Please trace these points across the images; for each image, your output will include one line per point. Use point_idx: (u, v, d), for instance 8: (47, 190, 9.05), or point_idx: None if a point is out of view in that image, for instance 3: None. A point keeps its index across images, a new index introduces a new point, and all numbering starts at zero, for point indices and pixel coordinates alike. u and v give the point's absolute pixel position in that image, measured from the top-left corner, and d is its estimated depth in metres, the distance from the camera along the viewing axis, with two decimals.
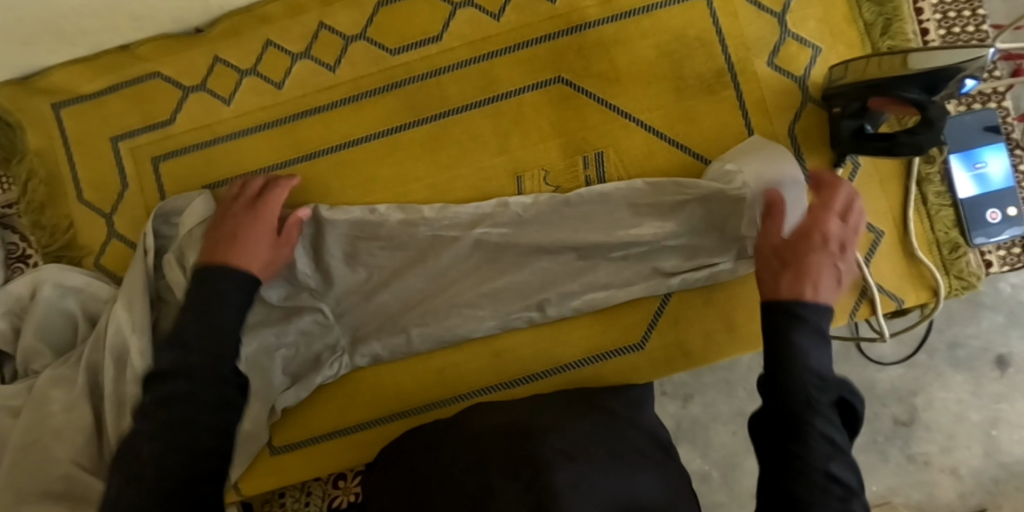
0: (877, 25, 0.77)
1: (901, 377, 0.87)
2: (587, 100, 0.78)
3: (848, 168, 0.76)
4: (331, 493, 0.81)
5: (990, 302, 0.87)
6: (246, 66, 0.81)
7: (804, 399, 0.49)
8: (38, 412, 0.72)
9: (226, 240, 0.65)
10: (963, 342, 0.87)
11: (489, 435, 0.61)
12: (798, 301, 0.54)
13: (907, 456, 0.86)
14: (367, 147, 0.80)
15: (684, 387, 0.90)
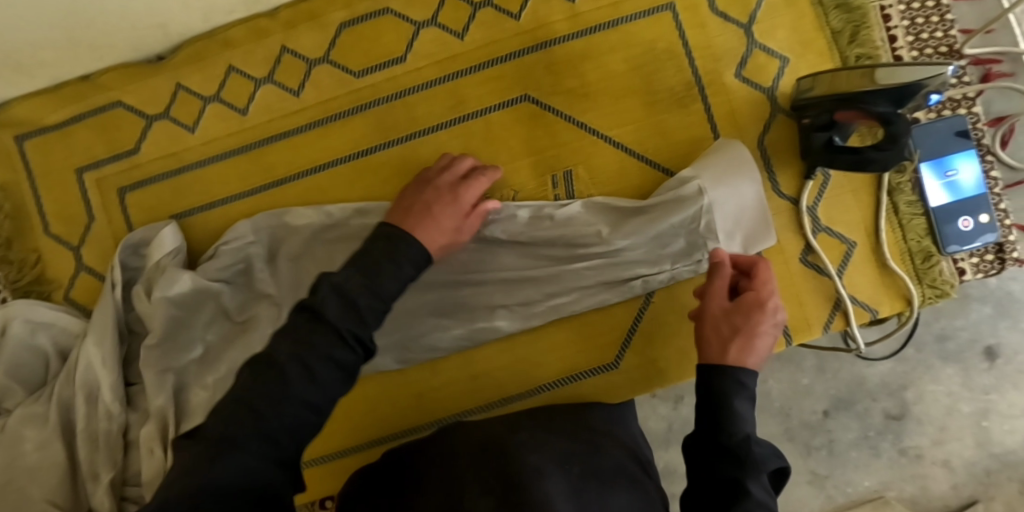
0: (846, 33, 0.76)
1: (890, 373, 0.86)
2: (554, 119, 0.78)
3: (819, 181, 0.75)
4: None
5: (978, 295, 0.86)
6: (209, 92, 0.80)
7: (737, 470, 0.54)
8: (12, 450, 0.71)
9: (415, 209, 0.69)
10: (952, 334, 0.86)
11: (469, 446, 0.60)
12: (725, 378, 0.60)
13: (899, 449, 0.86)
14: (335, 171, 0.79)
15: (676, 388, 0.90)
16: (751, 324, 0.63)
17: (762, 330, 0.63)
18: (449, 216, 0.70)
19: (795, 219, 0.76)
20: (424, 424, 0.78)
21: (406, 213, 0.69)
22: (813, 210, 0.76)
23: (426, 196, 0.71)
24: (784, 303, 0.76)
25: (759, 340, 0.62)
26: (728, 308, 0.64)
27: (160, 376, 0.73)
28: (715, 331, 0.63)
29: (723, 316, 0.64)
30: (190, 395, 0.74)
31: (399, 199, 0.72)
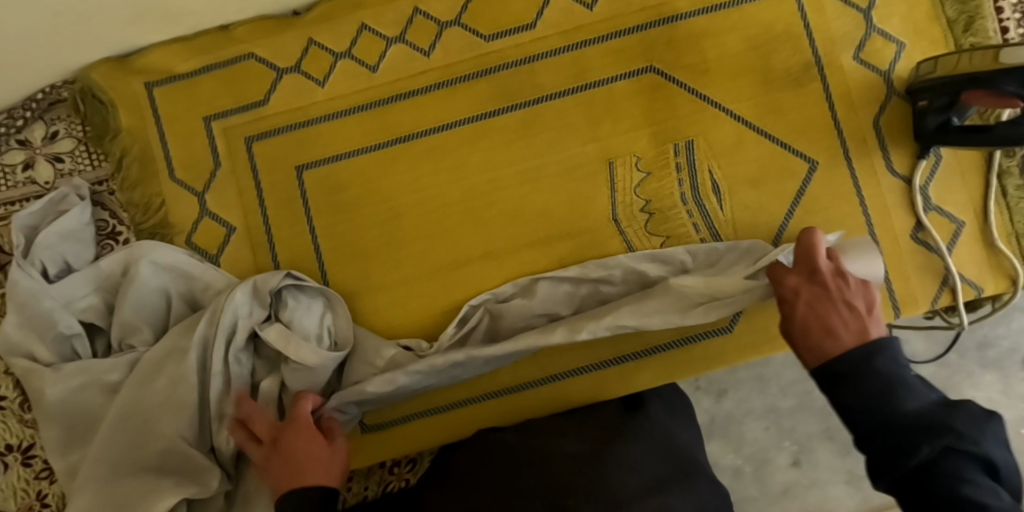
0: (960, 23, 0.80)
1: (933, 375, 0.88)
2: (677, 90, 0.80)
3: (931, 161, 0.79)
4: (386, 479, 0.85)
5: None
6: (340, 49, 0.82)
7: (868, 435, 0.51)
8: (145, 384, 0.73)
9: (811, 332, 0.58)
10: (993, 342, 0.89)
11: (562, 458, 0.64)
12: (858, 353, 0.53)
13: None
14: (460, 132, 0.81)
15: (719, 382, 0.91)
16: (839, 309, 0.58)
17: (840, 304, 0.59)
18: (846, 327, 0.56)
19: (906, 197, 0.79)
20: (537, 379, 0.80)
21: (813, 345, 0.57)
22: (924, 189, 0.78)
23: (813, 311, 0.59)
24: (894, 277, 0.79)
25: (835, 323, 0.57)
26: (817, 273, 0.62)
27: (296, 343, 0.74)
28: (796, 294, 0.62)
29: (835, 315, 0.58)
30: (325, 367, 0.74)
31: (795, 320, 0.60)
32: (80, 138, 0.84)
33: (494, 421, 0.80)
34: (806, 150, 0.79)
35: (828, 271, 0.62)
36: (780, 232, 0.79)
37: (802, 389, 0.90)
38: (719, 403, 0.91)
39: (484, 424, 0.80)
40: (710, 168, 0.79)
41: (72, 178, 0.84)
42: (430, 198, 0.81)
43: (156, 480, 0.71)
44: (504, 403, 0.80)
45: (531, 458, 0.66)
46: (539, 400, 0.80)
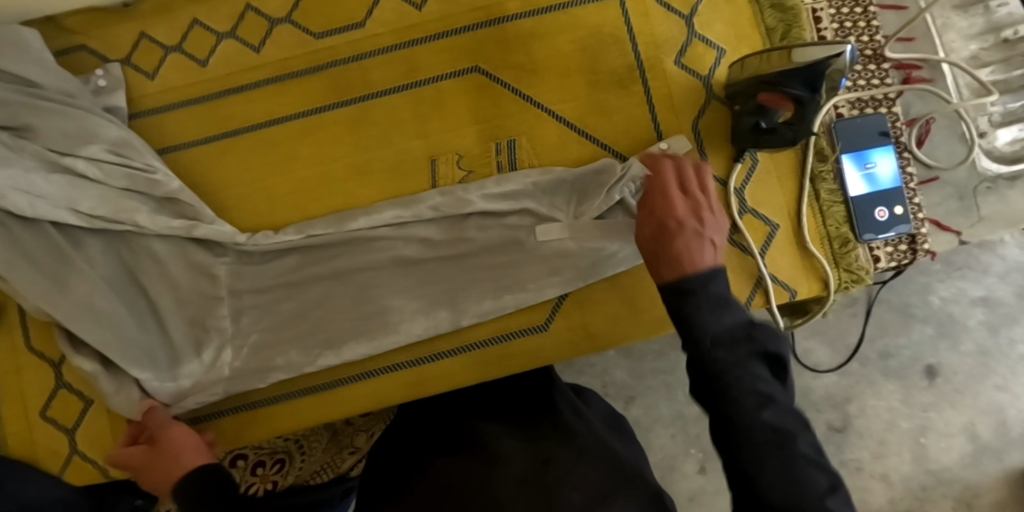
0: (779, 31, 0.81)
1: (836, 384, 1.02)
2: (502, 90, 0.81)
3: (747, 164, 0.80)
4: (249, 478, 1.00)
5: (921, 315, 1.02)
6: (171, 42, 0.83)
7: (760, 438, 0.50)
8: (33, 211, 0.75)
9: (667, 256, 0.60)
10: (895, 352, 1.02)
11: (506, 481, 0.59)
12: (740, 371, 0.52)
13: (841, 460, 1.02)
14: (290, 127, 0.82)
15: (626, 390, 1.05)
16: (698, 239, 0.60)
17: (706, 240, 0.60)
18: (677, 247, 0.59)
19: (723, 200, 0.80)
20: (353, 373, 0.81)
21: (664, 257, 0.60)
22: (740, 192, 0.80)
23: (654, 237, 0.62)
24: None
25: (701, 250, 0.59)
26: (700, 210, 0.63)
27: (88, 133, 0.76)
28: (678, 224, 0.61)
29: (685, 228, 0.61)
30: (152, 180, 0.77)
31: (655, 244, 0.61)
32: None
33: (311, 420, 0.81)
34: (625, 151, 0.81)
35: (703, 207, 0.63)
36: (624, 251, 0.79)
37: None
38: (626, 410, 1.05)
39: (312, 417, 0.81)
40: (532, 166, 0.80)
41: None
42: (256, 191, 0.81)
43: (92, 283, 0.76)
44: (323, 398, 0.81)
45: (479, 480, 0.60)
46: (365, 397, 0.81)
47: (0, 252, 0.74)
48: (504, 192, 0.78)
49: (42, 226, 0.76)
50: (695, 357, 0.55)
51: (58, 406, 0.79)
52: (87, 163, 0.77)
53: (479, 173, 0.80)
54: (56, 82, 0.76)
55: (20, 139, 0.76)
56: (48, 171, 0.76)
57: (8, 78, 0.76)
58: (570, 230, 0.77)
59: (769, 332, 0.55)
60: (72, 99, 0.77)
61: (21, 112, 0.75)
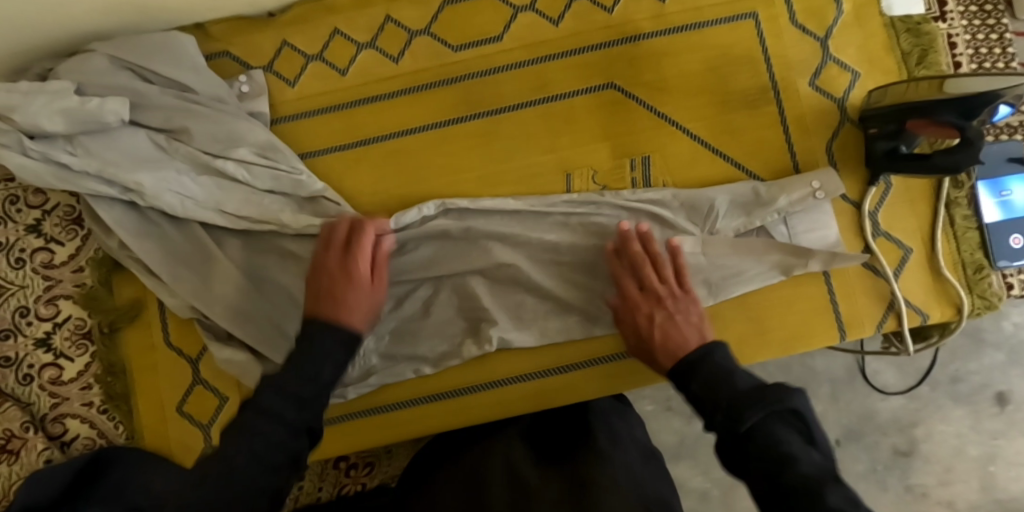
0: (915, 55, 0.82)
1: (903, 407, 1.04)
2: (637, 107, 0.82)
3: (881, 188, 0.80)
4: (342, 480, 1.00)
5: (993, 340, 1.04)
6: (313, 51, 0.85)
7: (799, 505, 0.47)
8: (187, 212, 0.77)
9: (667, 343, 0.67)
10: (965, 377, 1.04)
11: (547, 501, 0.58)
12: (732, 418, 0.54)
13: (906, 485, 1.04)
14: (424, 137, 0.83)
15: None
16: (676, 317, 0.69)
17: (684, 324, 0.68)
18: (679, 331, 0.67)
19: (855, 221, 0.80)
20: (480, 384, 0.81)
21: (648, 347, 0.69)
22: (873, 215, 0.80)
23: (648, 313, 0.71)
24: (841, 299, 0.79)
25: (684, 333, 0.67)
26: (662, 297, 0.71)
27: (237, 136, 0.78)
28: (651, 319, 0.70)
29: (664, 310, 0.70)
30: (297, 184, 0.79)
31: (642, 327, 0.70)
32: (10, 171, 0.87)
33: (434, 427, 0.81)
34: (758, 171, 0.81)
35: (664, 294, 0.71)
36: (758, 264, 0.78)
37: None
38: (689, 425, 1.01)
39: (434, 426, 0.81)
40: (665, 183, 0.81)
41: (31, 194, 0.87)
42: (390, 198, 0.82)
43: (237, 282, 0.78)
44: (449, 406, 0.81)
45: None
46: (490, 408, 0.80)
47: (154, 253, 0.78)
48: (645, 199, 0.80)
49: (191, 227, 0.79)
50: (717, 423, 0.56)
51: (194, 403, 0.83)
52: (236, 165, 0.78)
53: (614, 188, 0.81)
54: (209, 88, 0.78)
55: (174, 141, 0.78)
56: (198, 173, 0.79)
57: (166, 83, 0.78)
58: (703, 246, 0.78)
59: (777, 391, 0.53)
60: (222, 104, 0.79)
61: (177, 116, 0.77)
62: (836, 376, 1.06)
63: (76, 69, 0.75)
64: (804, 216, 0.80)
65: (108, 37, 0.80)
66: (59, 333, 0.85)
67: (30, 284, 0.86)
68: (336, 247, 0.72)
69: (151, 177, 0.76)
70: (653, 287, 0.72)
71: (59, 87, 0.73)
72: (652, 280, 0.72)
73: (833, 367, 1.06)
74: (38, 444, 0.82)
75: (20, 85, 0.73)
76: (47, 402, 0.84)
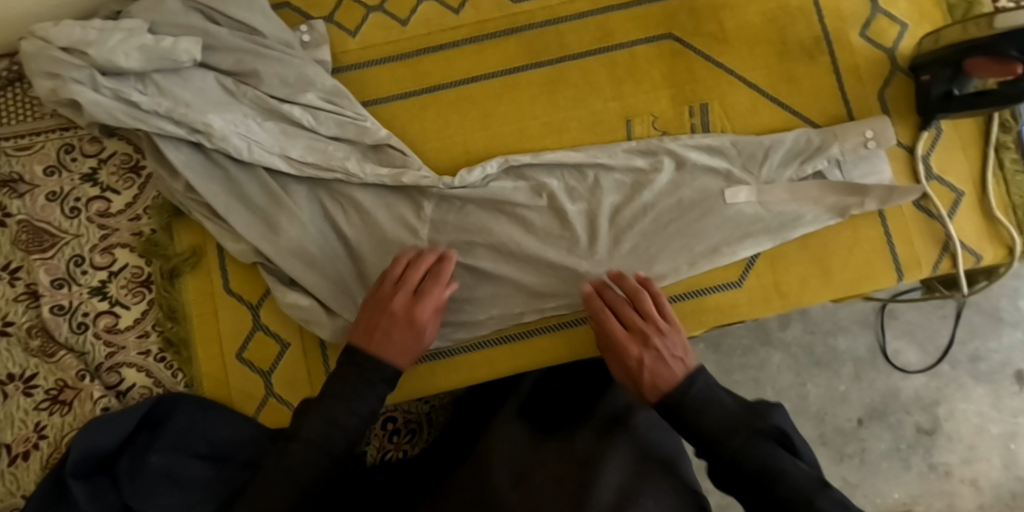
0: (960, 8, 0.85)
1: (925, 386, 1.09)
2: (696, 57, 0.84)
3: (932, 134, 0.83)
4: (384, 447, 0.89)
5: (1012, 320, 1.09)
6: (375, 3, 0.86)
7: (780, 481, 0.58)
8: (252, 154, 0.77)
9: (656, 379, 0.68)
10: (984, 356, 1.09)
11: (551, 473, 0.62)
12: (734, 436, 0.62)
13: (930, 464, 1.07)
14: (487, 85, 0.84)
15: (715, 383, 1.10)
16: (664, 354, 0.69)
17: (671, 358, 0.69)
18: (666, 364, 0.68)
19: (908, 166, 0.82)
20: (547, 325, 0.81)
21: (635, 374, 0.69)
22: (926, 159, 0.82)
23: (633, 352, 0.70)
24: (898, 241, 0.81)
25: (672, 370, 0.68)
26: (649, 336, 0.70)
27: (305, 81, 0.79)
28: (639, 359, 0.69)
29: (654, 350, 0.69)
30: (362, 129, 0.79)
31: (625, 360, 0.70)
32: (66, 119, 0.87)
33: (511, 368, 0.81)
34: (814, 118, 0.83)
35: (649, 332, 0.70)
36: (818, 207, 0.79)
37: (802, 395, 1.10)
38: None
39: (513, 367, 0.81)
40: (724, 129, 0.83)
41: (85, 143, 0.86)
42: (455, 144, 0.83)
43: (303, 226, 0.78)
44: (517, 348, 0.81)
45: (516, 476, 0.63)
46: (557, 349, 0.81)
47: (220, 196, 0.78)
48: (703, 145, 0.81)
49: (256, 171, 0.79)
50: (713, 456, 0.63)
51: (254, 349, 0.83)
52: (303, 110, 0.79)
53: (675, 134, 0.83)
54: (278, 33, 0.79)
55: (241, 85, 0.79)
56: (263, 118, 0.79)
57: (234, 26, 0.79)
58: (758, 195, 0.80)
59: (765, 411, 0.64)
60: (289, 49, 0.80)
61: (247, 59, 0.78)
62: (859, 356, 1.10)
63: (149, 9, 0.76)
64: (858, 163, 0.81)
65: None
66: (115, 282, 0.84)
67: (84, 232, 0.84)
68: (393, 282, 0.74)
69: (221, 119, 0.76)
70: (637, 325, 0.71)
71: (132, 25, 0.74)
72: (635, 327, 0.71)
73: (855, 347, 1.10)
74: (95, 392, 0.80)
75: (95, 23, 0.74)
76: (103, 351, 0.82)
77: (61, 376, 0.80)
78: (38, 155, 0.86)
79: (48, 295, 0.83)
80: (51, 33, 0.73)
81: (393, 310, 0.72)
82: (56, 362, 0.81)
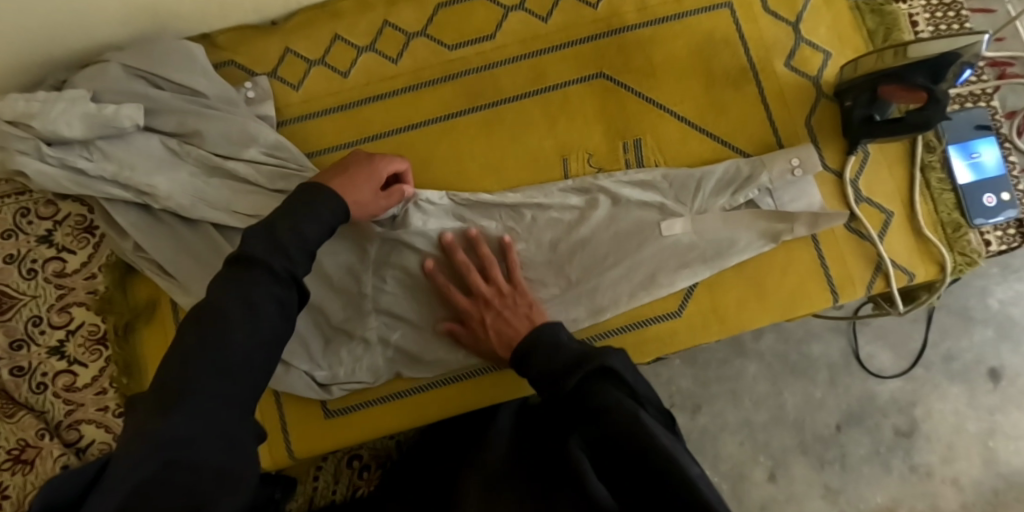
0: (880, 33, 0.88)
1: (901, 390, 1.10)
2: (627, 93, 0.87)
3: (859, 157, 0.85)
4: (355, 483, 0.89)
5: (980, 317, 1.10)
6: (314, 56, 0.89)
7: (604, 398, 0.61)
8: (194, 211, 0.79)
9: (502, 334, 0.74)
10: (957, 355, 1.10)
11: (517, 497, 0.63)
12: (563, 353, 0.67)
13: (911, 466, 1.08)
14: (427, 131, 0.87)
15: (693, 398, 1.11)
16: (504, 312, 0.75)
17: (517, 316, 0.74)
18: (510, 320, 0.74)
19: (838, 189, 0.85)
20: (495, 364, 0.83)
21: (485, 337, 0.75)
22: (854, 182, 0.85)
23: (484, 314, 0.76)
24: (832, 263, 0.83)
25: (515, 327, 0.73)
26: (490, 299, 0.76)
27: (246, 137, 0.82)
28: (484, 324, 0.75)
29: (496, 313, 0.75)
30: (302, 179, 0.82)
31: (474, 325, 0.76)
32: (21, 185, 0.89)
33: (460, 407, 0.83)
34: (745, 148, 0.86)
35: (490, 296, 0.76)
36: (749, 233, 0.82)
37: (779, 404, 1.11)
38: (692, 420, 1.11)
39: (465, 405, 0.83)
40: (658, 163, 0.85)
41: (41, 207, 0.88)
42: None
43: None
44: (465, 387, 0.83)
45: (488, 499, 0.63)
46: (503, 386, 0.83)
47: (168, 253, 0.80)
48: (635, 180, 0.84)
49: (204, 228, 0.81)
50: (556, 387, 0.65)
51: None
52: (247, 165, 0.81)
53: (610, 169, 0.85)
54: (219, 91, 0.82)
55: (185, 145, 0.81)
56: (208, 175, 0.81)
57: (176, 88, 0.82)
58: (693, 225, 0.82)
59: (600, 355, 0.64)
60: (231, 107, 0.83)
61: (189, 119, 0.80)
62: (833, 361, 1.11)
63: (92, 78, 0.78)
64: (788, 189, 0.84)
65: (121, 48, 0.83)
66: (72, 340, 0.85)
67: (41, 293, 0.86)
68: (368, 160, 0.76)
69: (164, 180, 0.79)
70: (484, 292, 0.76)
71: (75, 95, 0.76)
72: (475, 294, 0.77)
73: (829, 353, 1.11)
74: (56, 450, 0.81)
75: (38, 94, 0.76)
76: (61, 409, 0.84)
77: (22, 436, 0.81)
78: None
79: (7, 357, 0.84)
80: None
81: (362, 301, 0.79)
82: (15, 422, 0.81)
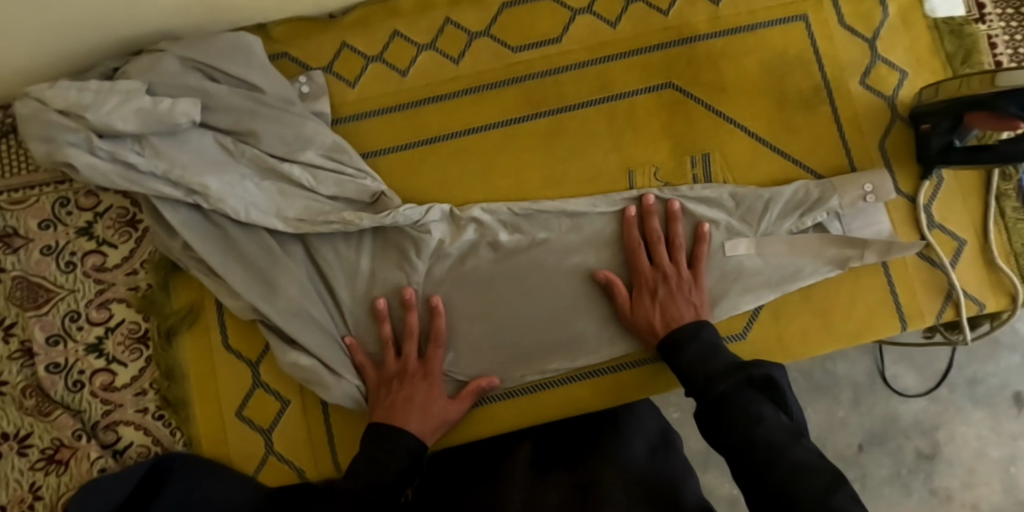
0: (959, 55, 0.85)
1: (924, 411, 1.03)
2: (696, 106, 0.84)
3: (933, 183, 0.82)
4: None
5: (1008, 343, 1.03)
6: (372, 52, 0.85)
7: (759, 412, 0.58)
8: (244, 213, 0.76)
9: (661, 314, 0.73)
10: (982, 379, 1.03)
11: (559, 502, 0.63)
12: (722, 360, 0.65)
13: (930, 489, 1.01)
14: (488, 137, 0.84)
15: None
16: (676, 294, 0.73)
17: (680, 300, 0.73)
18: (679, 299, 0.73)
19: (910, 215, 0.82)
20: (549, 381, 0.80)
21: (648, 310, 0.74)
22: (927, 208, 0.82)
23: (658, 285, 0.74)
24: (900, 290, 0.81)
25: (680, 309, 0.72)
26: (671, 276, 0.74)
27: (302, 139, 0.79)
28: (654, 294, 0.74)
29: (671, 290, 0.74)
30: (354, 183, 0.79)
31: (650, 292, 0.75)
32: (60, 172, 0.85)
33: (514, 424, 0.80)
34: (817, 168, 0.83)
35: (670, 273, 0.75)
36: (819, 259, 0.79)
37: (803, 420, 1.04)
38: None
39: (521, 422, 0.80)
40: (726, 180, 0.82)
41: (81, 197, 0.85)
42: (457, 197, 0.83)
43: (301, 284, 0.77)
44: (515, 404, 0.80)
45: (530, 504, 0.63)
46: (558, 403, 0.80)
47: (218, 256, 0.77)
48: (701, 197, 0.81)
49: (258, 232, 0.78)
50: (705, 393, 0.63)
51: (255, 407, 0.82)
52: (302, 168, 0.78)
53: (676, 184, 0.82)
54: (278, 90, 0.79)
55: (240, 144, 0.78)
56: (263, 176, 0.78)
57: (233, 83, 0.78)
58: (758, 248, 0.79)
59: (756, 366, 0.63)
60: (289, 105, 0.79)
61: (246, 118, 0.78)
62: (858, 381, 1.04)
63: (148, 69, 0.75)
64: (856, 215, 0.82)
65: (177, 38, 0.80)
66: (111, 338, 0.82)
67: (80, 287, 0.83)
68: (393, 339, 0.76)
69: (218, 181, 0.75)
70: (668, 268, 0.75)
71: (129, 87, 0.73)
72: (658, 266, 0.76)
73: (854, 372, 1.04)
74: (92, 452, 0.78)
75: (91, 85, 0.73)
76: (99, 410, 0.81)
77: (56, 436, 0.79)
78: (33, 208, 0.84)
79: (44, 353, 0.81)
80: (47, 95, 0.73)
81: (402, 362, 0.75)
82: (51, 421, 0.79)
